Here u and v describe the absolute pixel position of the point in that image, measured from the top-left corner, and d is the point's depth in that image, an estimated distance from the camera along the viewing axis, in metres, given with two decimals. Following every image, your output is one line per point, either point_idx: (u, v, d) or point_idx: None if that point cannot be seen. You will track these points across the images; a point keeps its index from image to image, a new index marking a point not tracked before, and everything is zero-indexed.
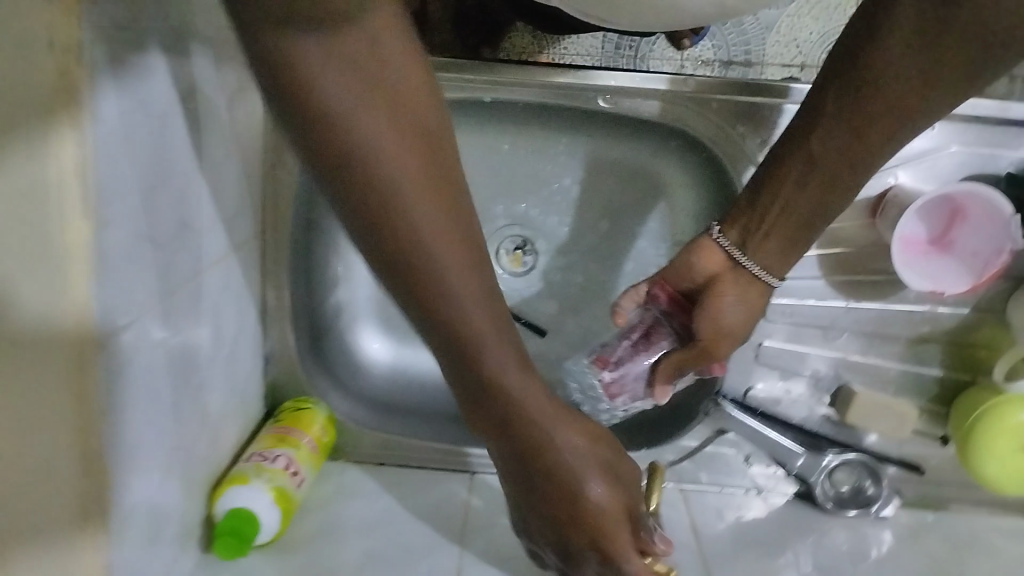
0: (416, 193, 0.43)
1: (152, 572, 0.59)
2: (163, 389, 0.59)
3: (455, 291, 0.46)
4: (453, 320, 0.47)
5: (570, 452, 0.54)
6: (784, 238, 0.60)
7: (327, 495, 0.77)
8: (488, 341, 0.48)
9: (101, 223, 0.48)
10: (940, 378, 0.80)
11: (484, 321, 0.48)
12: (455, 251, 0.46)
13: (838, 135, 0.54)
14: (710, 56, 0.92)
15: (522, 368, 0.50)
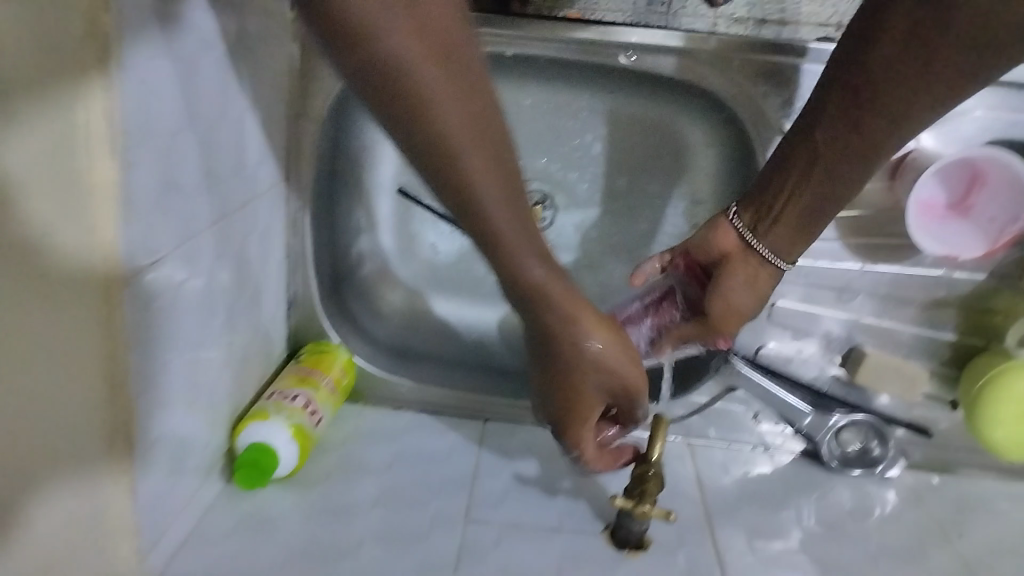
0: (453, 129, 0.48)
1: (175, 498, 0.62)
2: (187, 326, 0.62)
3: (493, 202, 0.51)
4: (492, 223, 0.52)
5: (593, 345, 0.58)
6: (791, 228, 0.62)
7: (346, 435, 0.80)
8: (513, 233, 0.53)
9: (127, 165, 0.50)
10: (953, 342, 0.81)
11: (513, 216, 0.53)
12: (516, 222, 0.53)
13: (843, 129, 0.58)
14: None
15: (542, 259, 0.55)
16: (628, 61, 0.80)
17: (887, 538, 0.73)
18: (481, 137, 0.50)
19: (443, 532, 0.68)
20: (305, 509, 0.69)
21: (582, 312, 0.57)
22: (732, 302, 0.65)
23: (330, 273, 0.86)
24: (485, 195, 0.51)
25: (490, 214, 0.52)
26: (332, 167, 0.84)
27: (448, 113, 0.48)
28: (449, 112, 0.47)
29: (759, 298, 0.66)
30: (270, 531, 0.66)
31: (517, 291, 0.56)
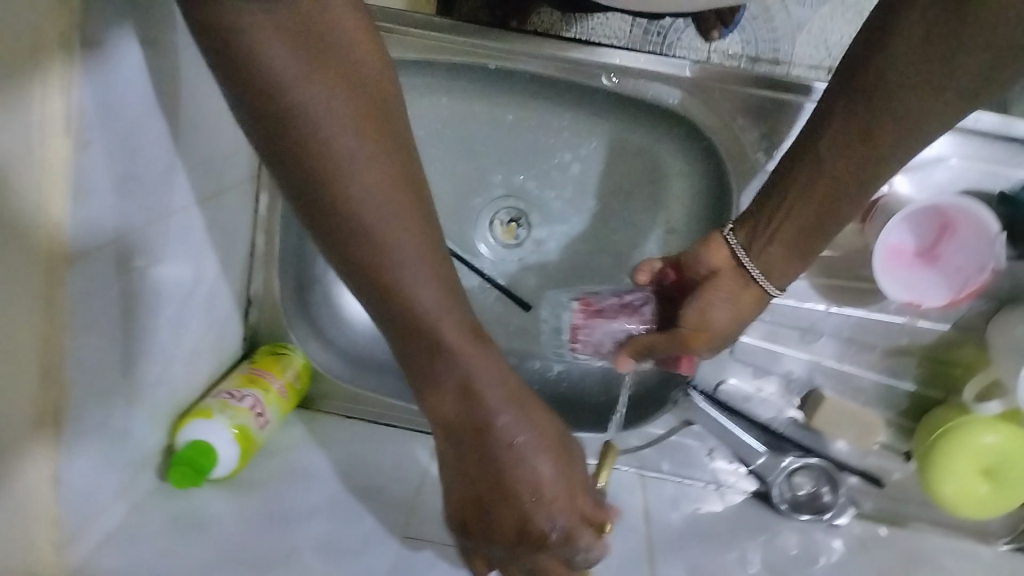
0: (386, 218, 0.44)
1: (104, 492, 0.61)
2: (136, 315, 0.60)
3: (430, 310, 0.46)
4: (422, 343, 0.48)
5: (514, 428, 0.51)
6: (782, 251, 0.64)
7: (294, 439, 0.79)
8: (447, 344, 0.48)
9: (83, 145, 0.49)
10: (912, 393, 0.81)
11: (450, 322, 0.48)
12: (442, 301, 0.47)
13: (848, 143, 0.57)
14: (738, 51, 0.90)
15: (489, 369, 0.49)
16: (610, 83, 0.79)
17: None
18: (418, 247, 0.46)
19: (380, 547, 0.66)
20: (241, 512, 0.67)
21: (527, 425, 0.51)
22: (711, 324, 0.66)
23: (295, 273, 0.85)
24: (419, 303, 0.46)
25: (420, 326, 0.47)
26: None
27: (383, 220, 0.44)
28: (384, 213, 0.44)
29: (736, 324, 0.67)
30: (203, 531, 0.65)
31: (449, 417, 0.50)
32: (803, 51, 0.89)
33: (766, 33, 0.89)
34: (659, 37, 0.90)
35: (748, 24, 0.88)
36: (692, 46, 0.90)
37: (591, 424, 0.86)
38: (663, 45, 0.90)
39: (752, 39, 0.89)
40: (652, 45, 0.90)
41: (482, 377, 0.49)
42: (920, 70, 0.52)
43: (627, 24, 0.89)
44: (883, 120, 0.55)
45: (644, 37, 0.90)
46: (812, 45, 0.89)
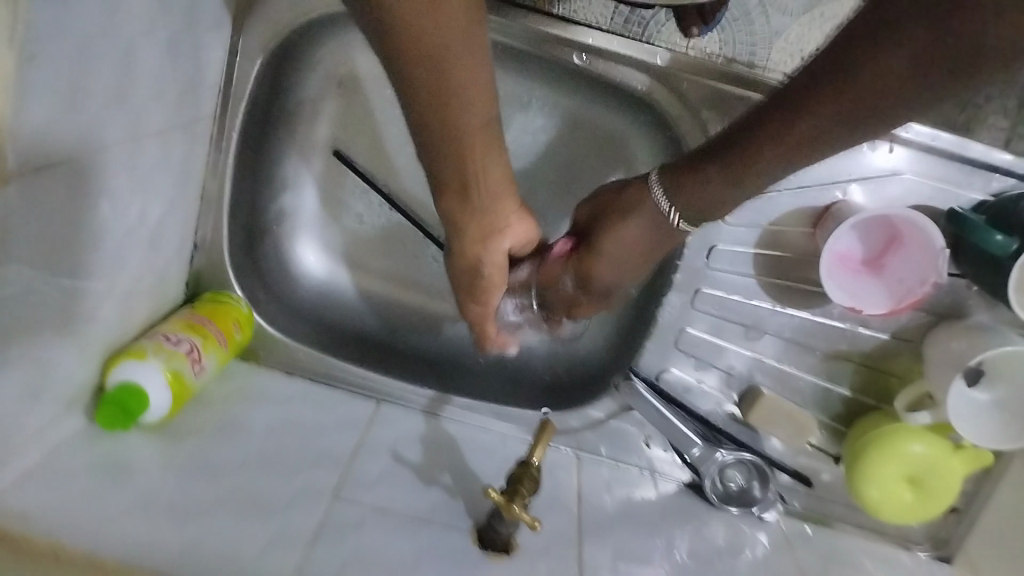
0: (443, 107, 0.51)
1: (25, 425, 0.59)
2: (70, 246, 0.58)
3: (477, 187, 0.57)
4: (465, 214, 0.58)
5: (481, 309, 0.66)
6: (714, 194, 0.59)
7: (229, 392, 0.77)
8: (472, 221, 0.59)
9: (26, 60, 0.47)
10: (847, 398, 0.82)
11: (482, 213, 0.58)
12: (467, 113, 0.51)
13: (775, 126, 0.53)
14: (715, 50, 0.85)
15: (501, 250, 0.62)
16: (580, 62, 0.79)
17: None
18: (469, 141, 0.53)
19: (307, 504, 0.66)
20: (168, 459, 0.66)
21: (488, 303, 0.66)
22: (616, 246, 0.65)
23: (246, 223, 0.83)
24: (473, 179, 0.56)
25: (449, 193, 0.57)
26: (266, 115, 0.81)
27: (447, 62, 0.48)
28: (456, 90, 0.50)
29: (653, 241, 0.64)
30: (126, 475, 0.63)
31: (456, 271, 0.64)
32: (780, 58, 0.85)
33: (746, 36, 0.84)
34: (640, 28, 0.83)
35: (727, 23, 0.83)
36: (672, 40, 0.84)
37: (532, 403, 0.86)
38: (642, 35, 0.84)
39: (731, 39, 0.84)
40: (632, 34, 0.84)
41: (494, 255, 0.62)
42: (916, 48, 0.43)
43: (609, 9, 0.83)
44: (864, 69, 0.46)
45: (625, 27, 0.83)
46: (789, 51, 0.84)
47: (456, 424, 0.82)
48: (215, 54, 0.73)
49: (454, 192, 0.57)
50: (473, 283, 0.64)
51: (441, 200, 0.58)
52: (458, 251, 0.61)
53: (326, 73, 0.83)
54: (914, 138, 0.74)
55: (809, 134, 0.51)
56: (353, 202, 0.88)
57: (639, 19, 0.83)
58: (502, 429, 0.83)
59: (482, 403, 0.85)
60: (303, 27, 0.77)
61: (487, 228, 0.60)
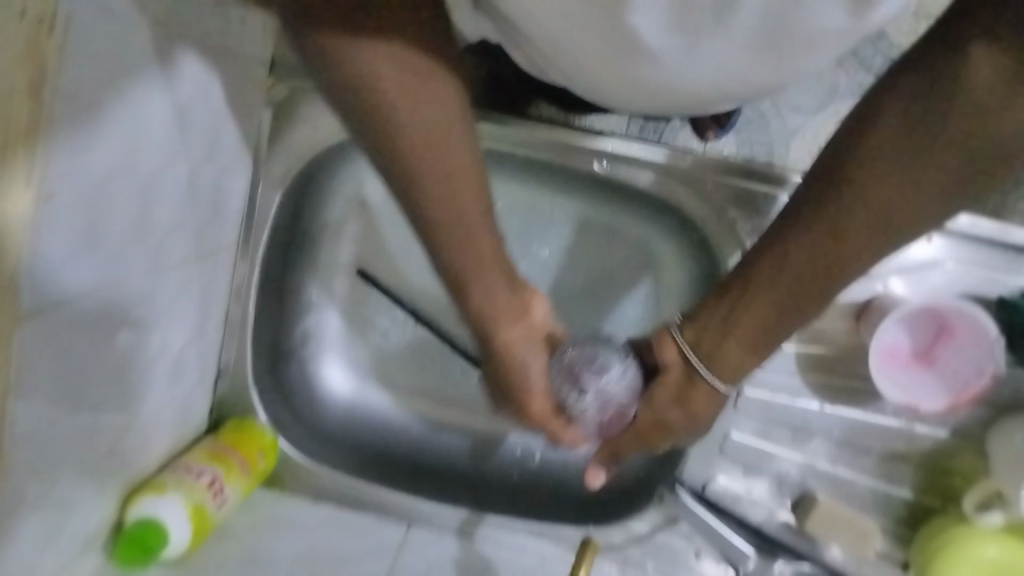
0: (449, 185, 0.50)
1: (41, 571, 0.56)
2: (91, 380, 0.57)
3: (497, 272, 0.55)
4: (494, 297, 0.56)
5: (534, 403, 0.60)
6: (746, 338, 0.56)
7: (255, 523, 0.74)
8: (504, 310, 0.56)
9: (44, 196, 0.46)
10: (909, 501, 0.77)
11: (505, 302, 0.56)
12: (466, 186, 0.51)
13: (795, 259, 0.52)
14: (731, 153, 0.84)
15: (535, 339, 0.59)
16: (602, 169, 0.78)
17: None
18: (477, 216, 0.52)
19: None
20: None
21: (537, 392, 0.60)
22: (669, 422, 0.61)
23: (270, 346, 0.81)
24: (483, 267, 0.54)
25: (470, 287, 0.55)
26: (290, 238, 0.81)
27: (432, 138, 0.48)
28: (440, 177, 0.50)
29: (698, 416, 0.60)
30: None
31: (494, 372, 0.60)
32: (798, 153, 0.84)
33: (761, 135, 0.84)
34: (656, 133, 0.82)
35: (741, 126, 0.83)
36: (687, 143, 0.83)
37: (572, 519, 0.81)
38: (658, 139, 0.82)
39: (746, 141, 0.84)
40: (649, 139, 0.82)
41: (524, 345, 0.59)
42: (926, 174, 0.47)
43: (623, 120, 0.82)
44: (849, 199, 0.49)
45: (642, 134, 0.82)
46: (808, 148, 0.83)
47: (490, 543, 0.79)
48: (238, 182, 0.74)
49: (474, 284, 0.55)
50: (503, 370, 0.59)
51: (465, 299, 0.56)
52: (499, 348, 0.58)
53: (347, 195, 0.83)
54: (952, 225, 0.71)
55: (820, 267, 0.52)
56: (379, 319, 0.86)
57: (654, 125, 0.82)
58: (540, 548, 0.79)
59: (516, 521, 0.80)
60: (321, 153, 0.78)
61: (516, 313, 0.57)
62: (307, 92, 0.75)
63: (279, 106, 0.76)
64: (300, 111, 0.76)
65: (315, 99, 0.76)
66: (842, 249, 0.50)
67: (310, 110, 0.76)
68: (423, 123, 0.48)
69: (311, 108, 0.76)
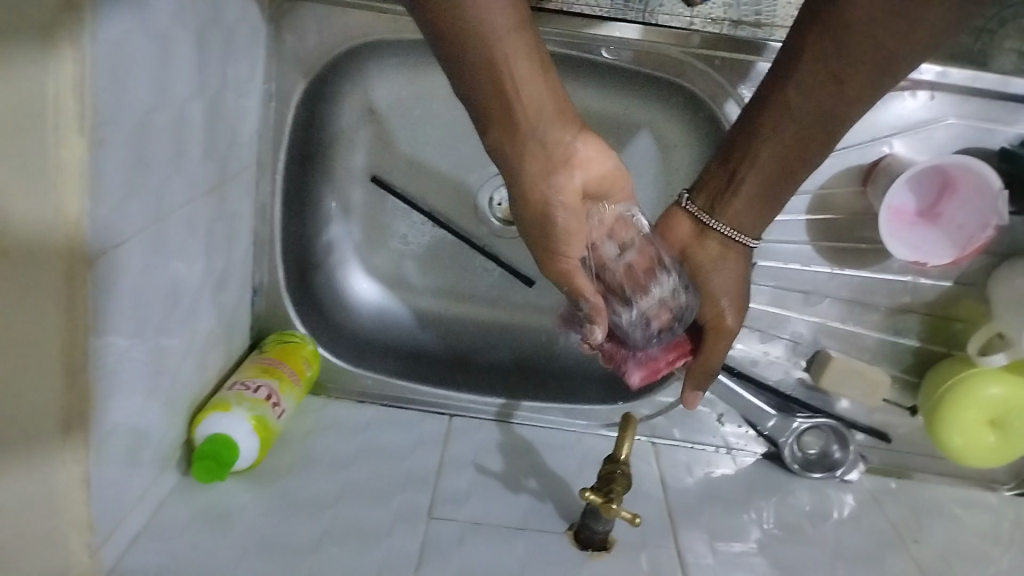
0: (456, 3, 0.47)
1: (131, 490, 0.61)
2: (150, 311, 0.59)
3: (523, 109, 0.52)
4: (520, 136, 0.53)
5: (570, 262, 0.59)
6: (753, 193, 0.63)
7: (308, 426, 0.79)
8: (530, 154, 0.54)
9: (96, 142, 0.48)
10: (916, 349, 0.82)
11: (532, 146, 0.53)
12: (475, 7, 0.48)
13: (782, 130, 0.59)
14: (720, 16, 0.75)
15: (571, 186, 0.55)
16: (609, 55, 0.79)
17: (844, 541, 0.74)
18: (489, 42, 0.49)
19: (404, 527, 0.67)
20: (264, 503, 0.68)
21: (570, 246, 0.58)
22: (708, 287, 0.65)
23: (297, 259, 0.84)
24: (516, 98, 0.51)
25: (498, 115, 0.52)
26: (305, 152, 0.82)
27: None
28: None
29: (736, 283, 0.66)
30: (229, 523, 0.65)
31: (525, 222, 0.58)
32: (791, 11, 0.74)
33: None
34: (641, 3, 0.75)
35: None
36: (675, 10, 0.76)
37: (600, 398, 0.86)
38: (645, 11, 0.76)
39: (735, 1, 0.74)
40: (634, 13, 0.76)
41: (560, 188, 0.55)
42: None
43: None
44: (849, 43, 0.53)
45: (626, 7, 0.76)
46: (797, 5, 0.74)
47: (528, 426, 0.84)
48: (252, 103, 0.75)
49: (500, 115, 0.52)
50: (533, 220, 0.57)
51: (490, 135, 0.54)
52: (523, 195, 0.56)
53: (354, 102, 0.84)
54: (954, 81, 0.73)
55: (801, 131, 0.58)
56: (398, 224, 0.89)
57: None
58: (573, 427, 0.84)
59: (550, 402, 0.85)
60: (335, 59, 0.79)
61: (548, 157, 0.54)
62: (309, 4, 0.75)
63: (281, 20, 0.76)
64: (302, 22, 0.76)
65: (315, 8, 0.76)
66: (837, 99, 0.56)
67: (311, 20, 0.76)
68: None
69: (314, 18, 0.76)
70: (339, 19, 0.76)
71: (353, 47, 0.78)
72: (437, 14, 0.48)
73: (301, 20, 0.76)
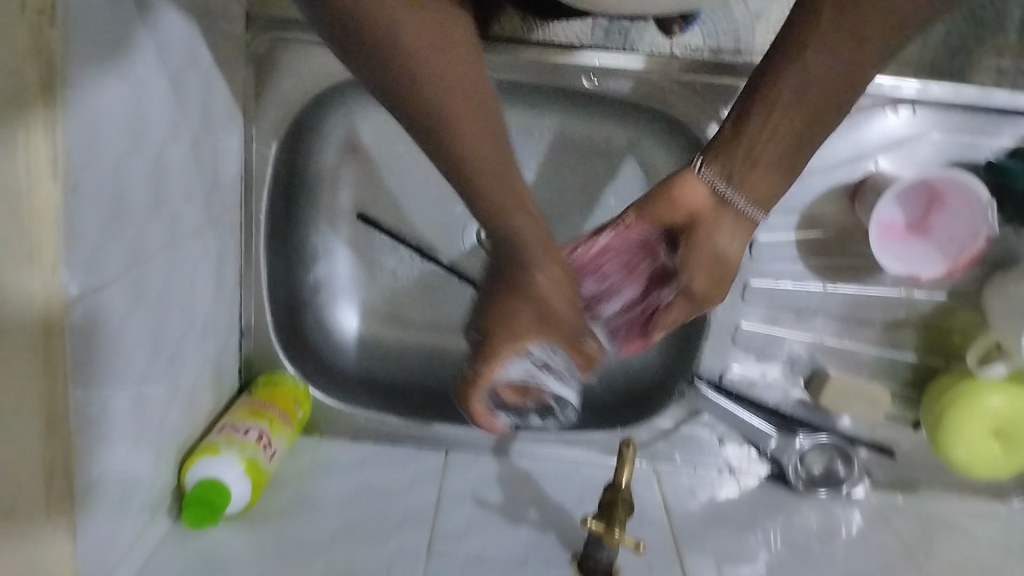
0: (475, 126, 0.44)
1: (120, 540, 0.59)
2: (132, 358, 0.58)
3: (522, 234, 0.46)
4: (537, 266, 0.47)
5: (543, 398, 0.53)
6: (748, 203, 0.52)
7: (301, 469, 0.77)
8: (546, 272, 0.47)
9: (71, 187, 0.47)
10: (914, 363, 0.81)
11: (541, 259, 0.47)
12: (487, 144, 0.44)
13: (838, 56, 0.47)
14: (698, 45, 0.79)
15: (553, 275, 0.47)
16: (591, 84, 0.78)
17: (856, 562, 0.72)
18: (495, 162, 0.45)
19: (403, 568, 0.65)
20: (257, 547, 0.66)
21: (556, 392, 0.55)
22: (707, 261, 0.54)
23: (286, 298, 0.83)
24: (505, 203, 0.46)
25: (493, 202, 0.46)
26: (288, 187, 0.82)
27: (433, 68, 0.42)
28: (448, 100, 0.42)
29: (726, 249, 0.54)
30: (221, 570, 0.63)
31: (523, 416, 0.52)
32: (764, 41, 0.79)
33: (724, 23, 0.79)
34: (622, 36, 0.78)
35: (706, 16, 0.78)
36: (655, 41, 0.78)
37: (597, 424, 0.84)
38: (626, 43, 0.78)
39: (712, 31, 0.79)
40: (614, 45, 0.78)
41: (548, 304, 0.47)
42: None
43: (588, 23, 0.78)
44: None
45: (607, 38, 0.78)
46: (771, 32, 0.79)
47: (526, 459, 0.82)
48: (232, 144, 0.75)
49: (506, 220, 0.46)
50: (524, 318, 0.47)
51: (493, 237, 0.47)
52: (523, 309, 0.47)
53: (332, 140, 0.84)
54: (936, 97, 0.74)
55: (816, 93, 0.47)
56: (386, 260, 0.88)
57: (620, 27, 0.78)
58: (574, 457, 0.83)
59: (547, 434, 0.83)
60: (320, 93, 0.78)
61: (561, 281, 0.48)
62: (287, 45, 0.76)
63: (260, 61, 0.76)
64: (282, 61, 0.76)
65: (296, 49, 0.76)
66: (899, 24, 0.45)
67: (292, 61, 0.76)
68: (451, 68, 0.42)
69: (291, 59, 0.76)
70: (317, 59, 0.76)
71: (335, 84, 0.78)
72: (441, 135, 0.43)
73: (281, 59, 0.76)
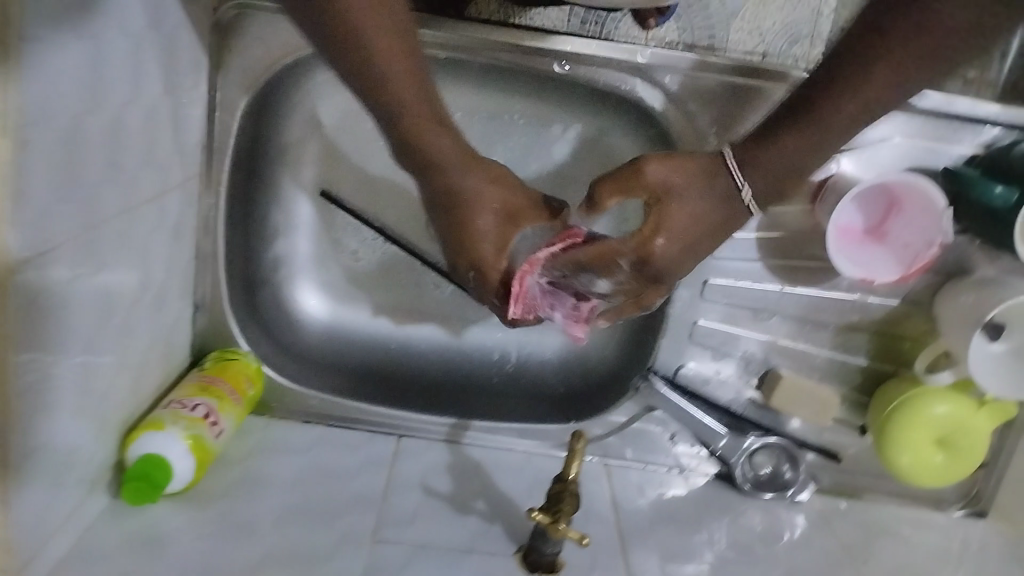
0: (407, 72, 0.52)
1: (56, 512, 0.58)
2: (79, 325, 0.57)
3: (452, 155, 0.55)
4: (474, 174, 0.57)
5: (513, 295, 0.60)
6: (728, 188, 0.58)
7: (250, 448, 0.76)
8: (484, 185, 0.57)
9: (20, 146, 0.46)
10: (865, 367, 0.83)
11: (475, 182, 0.57)
12: (416, 91, 0.53)
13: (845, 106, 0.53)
14: (674, 39, 0.79)
15: (492, 183, 0.58)
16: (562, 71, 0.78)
17: (796, 562, 0.73)
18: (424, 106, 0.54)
19: (347, 552, 0.65)
20: (199, 525, 0.65)
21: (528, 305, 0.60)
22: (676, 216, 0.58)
23: (243, 273, 0.82)
24: (445, 132, 0.55)
25: (435, 127, 0.55)
26: (251, 160, 0.80)
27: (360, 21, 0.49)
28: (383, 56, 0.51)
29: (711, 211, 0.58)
30: (160, 547, 0.62)
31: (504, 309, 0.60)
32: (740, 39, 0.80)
33: (701, 19, 0.79)
34: (598, 26, 0.79)
35: (682, 11, 0.78)
36: (630, 33, 0.79)
37: (552, 415, 0.85)
38: (601, 33, 0.79)
39: (688, 26, 0.79)
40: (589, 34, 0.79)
41: (487, 207, 0.57)
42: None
43: (565, 11, 0.78)
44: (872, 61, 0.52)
45: (582, 28, 0.79)
46: (747, 31, 0.79)
47: (478, 446, 0.82)
48: (194, 114, 0.73)
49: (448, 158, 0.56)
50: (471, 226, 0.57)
51: (443, 176, 0.56)
52: (469, 220, 0.57)
53: (299, 115, 0.82)
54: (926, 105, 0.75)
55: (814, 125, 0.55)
56: (348, 240, 0.86)
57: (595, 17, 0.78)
58: (526, 446, 0.83)
59: (502, 422, 0.84)
60: (287, 66, 0.77)
61: (495, 185, 0.58)
62: (254, 14, 0.74)
63: (225, 28, 0.75)
64: (248, 30, 0.75)
65: (264, 20, 0.75)
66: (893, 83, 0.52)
67: (259, 31, 0.75)
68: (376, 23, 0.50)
69: (259, 29, 0.75)
70: (285, 30, 0.75)
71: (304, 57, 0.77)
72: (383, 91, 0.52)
73: (249, 30, 0.75)
